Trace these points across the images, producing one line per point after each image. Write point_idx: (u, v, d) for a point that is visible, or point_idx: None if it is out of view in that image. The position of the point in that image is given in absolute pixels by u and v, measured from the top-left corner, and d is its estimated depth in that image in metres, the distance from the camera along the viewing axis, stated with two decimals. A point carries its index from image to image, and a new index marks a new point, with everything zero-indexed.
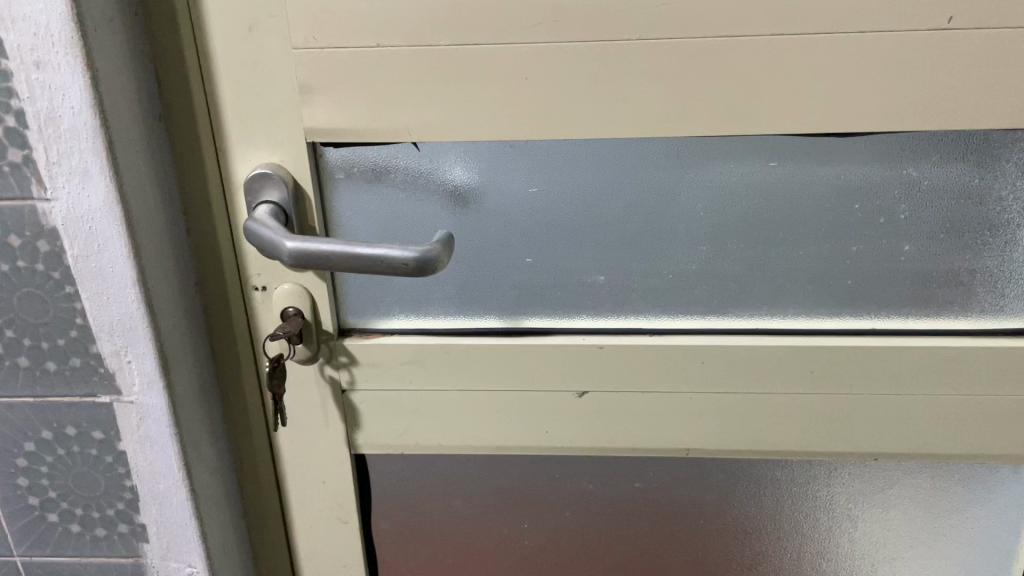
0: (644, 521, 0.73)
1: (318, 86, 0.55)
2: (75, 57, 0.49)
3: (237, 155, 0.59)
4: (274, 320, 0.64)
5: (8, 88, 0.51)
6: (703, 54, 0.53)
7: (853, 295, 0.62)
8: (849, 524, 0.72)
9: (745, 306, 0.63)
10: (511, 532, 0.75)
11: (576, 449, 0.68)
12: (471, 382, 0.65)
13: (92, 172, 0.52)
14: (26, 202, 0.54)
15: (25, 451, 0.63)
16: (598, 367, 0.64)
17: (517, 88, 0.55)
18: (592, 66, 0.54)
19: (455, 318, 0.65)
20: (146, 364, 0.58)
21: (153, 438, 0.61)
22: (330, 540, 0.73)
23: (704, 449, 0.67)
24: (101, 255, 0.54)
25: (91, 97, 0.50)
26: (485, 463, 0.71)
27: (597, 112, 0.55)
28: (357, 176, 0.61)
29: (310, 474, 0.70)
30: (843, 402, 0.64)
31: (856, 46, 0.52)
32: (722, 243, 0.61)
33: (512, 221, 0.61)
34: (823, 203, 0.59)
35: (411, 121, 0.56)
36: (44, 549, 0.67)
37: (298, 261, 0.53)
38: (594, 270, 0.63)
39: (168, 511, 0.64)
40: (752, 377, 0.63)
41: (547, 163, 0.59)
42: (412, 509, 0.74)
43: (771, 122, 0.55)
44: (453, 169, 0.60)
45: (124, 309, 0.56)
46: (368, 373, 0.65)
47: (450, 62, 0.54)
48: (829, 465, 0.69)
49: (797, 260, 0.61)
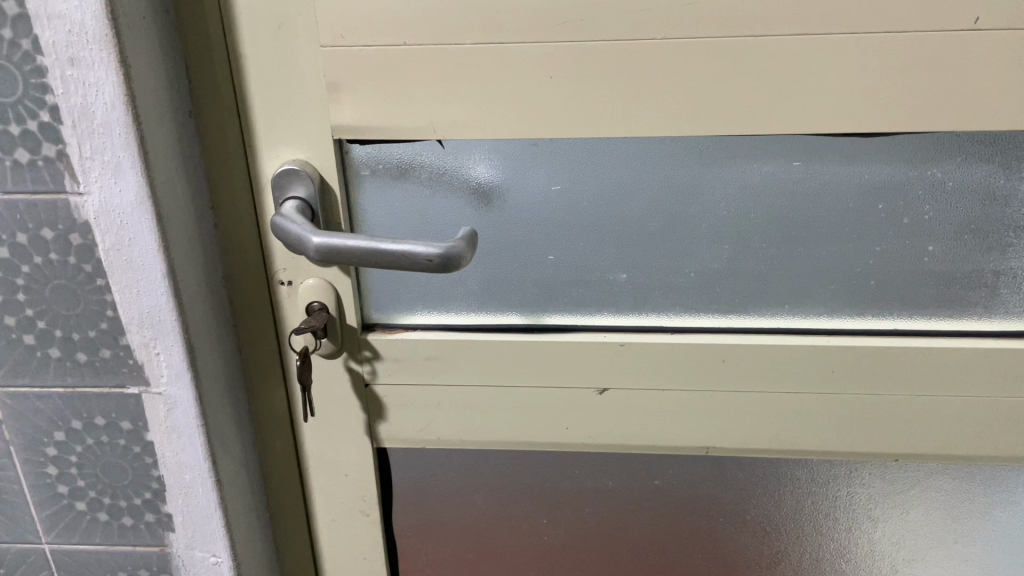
0: (663, 520, 0.73)
1: (345, 83, 0.56)
2: (109, 53, 0.49)
3: (264, 152, 0.59)
4: (299, 315, 0.65)
5: (44, 84, 0.52)
6: (728, 55, 0.53)
7: (875, 295, 0.62)
8: (869, 524, 0.72)
9: (767, 305, 0.63)
10: (531, 528, 0.75)
11: (596, 445, 0.68)
12: (493, 377, 0.65)
13: (124, 167, 0.53)
14: (59, 195, 0.55)
15: (55, 440, 0.65)
16: (619, 364, 0.64)
17: (542, 87, 0.55)
18: (616, 66, 0.54)
19: (477, 314, 0.66)
20: (174, 356, 0.59)
21: (180, 429, 0.62)
22: (352, 533, 0.74)
23: (723, 447, 0.67)
24: (132, 249, 0.55)
25: (123, 93, 0.51)
26: (506, 459, 0.71)
27: (621, 110, 0.56)
28: (383, 173, 0.61)
29: (333, 467, 0.71)
30: (865, 403, 0.64)
31: (881, 46, 0.52)
32: (744, 242, 0.61)
33: (536, 218, 0.62)
34: (846, 203, 0.59)
35: (437, 118, 0.57)
36: (72, 536, 0.69)
37: (324, 256, 0.54)
38: (617, 268, 0.63)
39: (194, 502, 0.65)
40: (773, 377, 0.63)
41: (571, 161, 0.60)
42: (434, 503, 0.74)
43: (794, 122, 0.55)
44: (477, 166, 0.60)
45: (153, 301, 0.57)
46: (391, 368, 0.66)
47: (476, 61, 0.55)
48: (850, 465, 0.69)
49: (820, 260, 0.61)
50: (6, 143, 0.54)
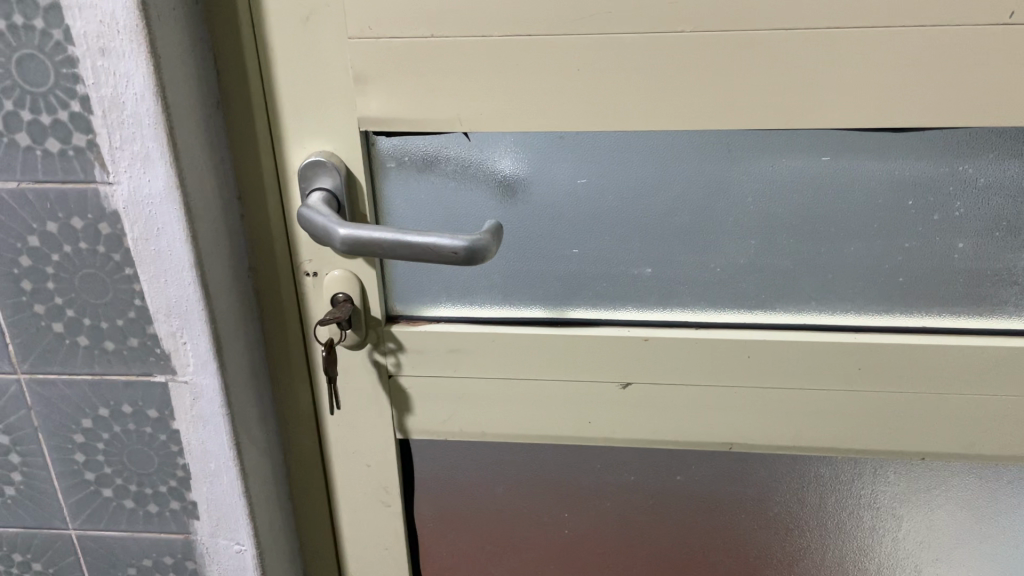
0: (684, 515, 0.73)
1: (372, 75, 0.56)
2: (139, 44, 0.50)
3: (291, 143, 0.60)
4: (323, 306, 0.65)
5: (74, 74, 0.52)
6: (758, 49, 0.53)
7: (903, 292, 0.61)
8: (893, 523, 0.71)
9: (793, 301, 0.63)
10: (552, 521, 0.75)
11: (619, 440, 0.68)
12: (516, 370, 0.65)
13: (153, 157, 0.53)
14: (89, 185, 0.56)
15: (82, 427, 0.65)
16: (643, 359, 0.64)
17: (570, 79, 0.55)
18: (644, 59, 0.54)
19: (501, 307, 0.66)
20: (200, 345, 0.60)
21: (205, 418, 0.63)
22: (373, 523, 0.74)
23: (747, 444, 0.67)
24: (160, 238, 0.56)
25: (153, 84, 0.51)
26: (528, 453, 0.71)
27: (649, 104, 0.55)
28: (408, 165, 0.62)
29: (356, 458, 0.71)
30: (891, 401, 0.63)
31: (914, 40, 0.52)
32: (771, 238, 0.61)
33: (561, 211, 0.62)
34: (875, 199, 0.59)
35: (464, 111, 0.57)
36: (99, 523, 0.70)
37: (350, 248, 0.54)
38: (642, 263, 0.63)
39: (219, 490, 0.66)
40: (799, 373, 0.63)
41: (597, 155, 0.59)
42: (455, 496, 0.74)
43: (824, 116, 0.55)
44: (503, 159, 0.60)
45: (181, 291, 0.58)
46: (415, 360, 0.66)
47: (504, 54, 0.55)
48: (875, 463, 0.68)
49: (848, 256, 0.61)
50: (37, 134, 0.54)
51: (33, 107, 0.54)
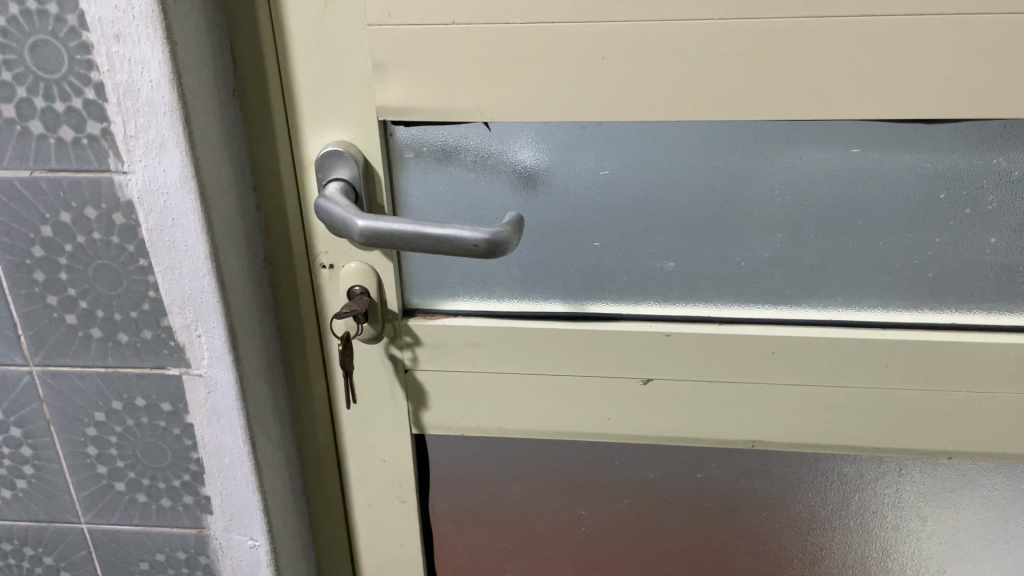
0: (705, 513, 0.71)
1: (392, 64, 0.55)
2: (155, 30, 0.49)
3: (308, 132, 0.59)
4: (340, 298, 0.64)
5: (89, 61, 0.51)
6: (788, 37, 0.52)
7: (933, 287, 0.60)
8: (917, 523, 0.70)
9: (819, 297, 0.62)
10: (569, 519, 0.74)
11: (639, 437, 0.67)
12: (535, 364, 0.64)
13: (169, 146, 0.52)
14: (103, 174, 0.55)
15: (95, 421, 0.64)
16: (665, 354, 0.63)
17: (594, 68, 0.54)
18: (670, 47, 0.53)
19: (520, 301, 0.65)
20: (215, 338, 0.59)
21: (220, 412, 0.62)
22: (388, 519, 0.73)
23: (769, 442, 0.65)
24: (175, 229, 0.55)
25: (169, 71, 0.50)
26: (546, 449, 0.70)
27: (675, 93, 0.54)
28: (427, 156, 0.60)
29: (371, 453, 0.70)
30: (918, 400, 0.62)
31: (951, 29, 0.50)
32: (798, 231, 0.60)
33: (583, 203, 0.61)
34: (905, 192, 0.57)
35: (485, 100, 0.56)
36: (111, 517, 0.69)
37: (369, 240, 0.53)
38: (665, 256, 0.62)
39: (233, 485, 0.65)
40: (824, 370, 0.62)
41: (620, 146, 0.58)
42: (470, 492, 0.73)
43: (854, 107, 0.53)
44: (523, 150, 0.59)
45: (196, 283, 0.57)
46: (432, 354, 0.65)
47: (528, 41, 0.53)
48: (900, 462, 0.67)
49: (876, 251, 0.59)
50: (51, 121, 0.53)
51: (46, 94, 0.53)
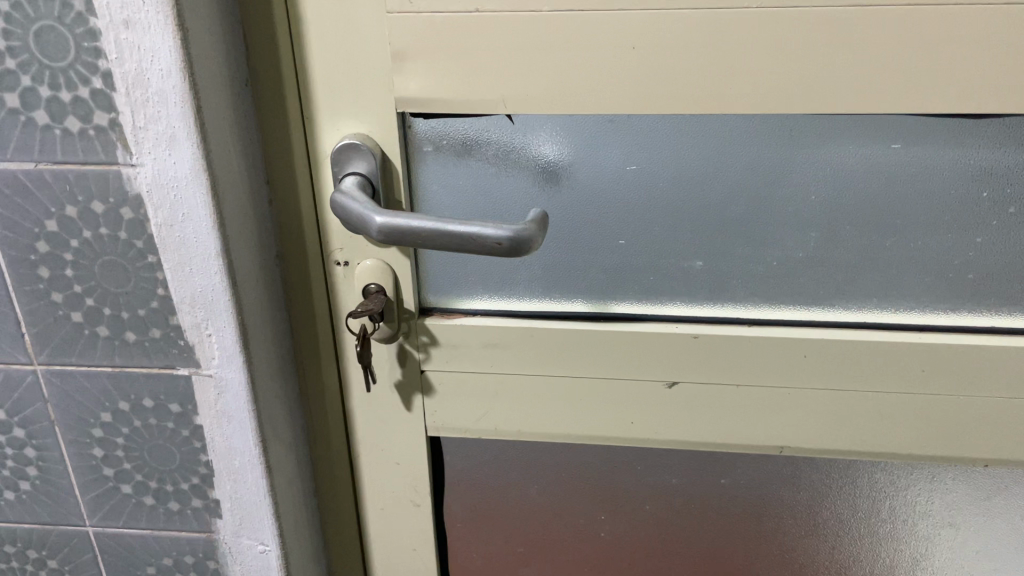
0: (728, 519, 0.69)
1: (412, 53, 0.53)
2: (166, 16, 0.46)
3: (323, 125, 0.56)
4: (354, 297, 0.62)
5: (96, 48, 0.49)
6: (829, 27, 0.49)
7: (973, 289, 0.58)
8: (949, 531, 0.68)
9: (852, 299, 0.59)
10: (588, 525, 0.72)
11: (663, 441, 0.65)
12: (556, 366, 0.62)
13: (179, 138, 0.50)
14: (111, 167, 0.52)
15: (101, 421, 0.62)
16: (692, 356, 0.60)
17: (622, 59, 0.51)
18: (704, 38, 0.50)
19: (541, 300, 0.63)
20: (226, 338, 0.57)
21: (230, 414, 0.60)
22: (401, 523, 0.71)
23: (798, 447, 0.63)
24: (186, 224, 0.53)
25: (180, 59, 0.47)
26: (565, 452, 0.68)
27: (707, 85, 0.52)
28: (446, 149, 0.58)
29: (385, 455, 0.68)
30: (954, 405, 0.60)
31: (1001, 20, 0.48)
32: (832, 230, 0.57)
33: (609, 200, 0.58)
34: (947, 190, 0.55)
35: (508, 91, 0.53)
36: (117, 520, 0.67)
37: (387, 237, 0.51)
38: (692, 255, 0.59)
39: (243, 488, 0.63)
40: (857, 374, 0.59)
41: (649, 141, 0.56)
42: (487, 496, 0.71)
43: (895, 101, 0.51)
44: (547, 144, 0.57)
45: (206, 281, 0.54)
46: (450, 354, 0.63)
47: (554, 30, 0.51)
48: (933, 469, 0.65)
49: (913, 251, 0.57)
50: (57, 111, 0.51)
51: (52, 82, 0.50)
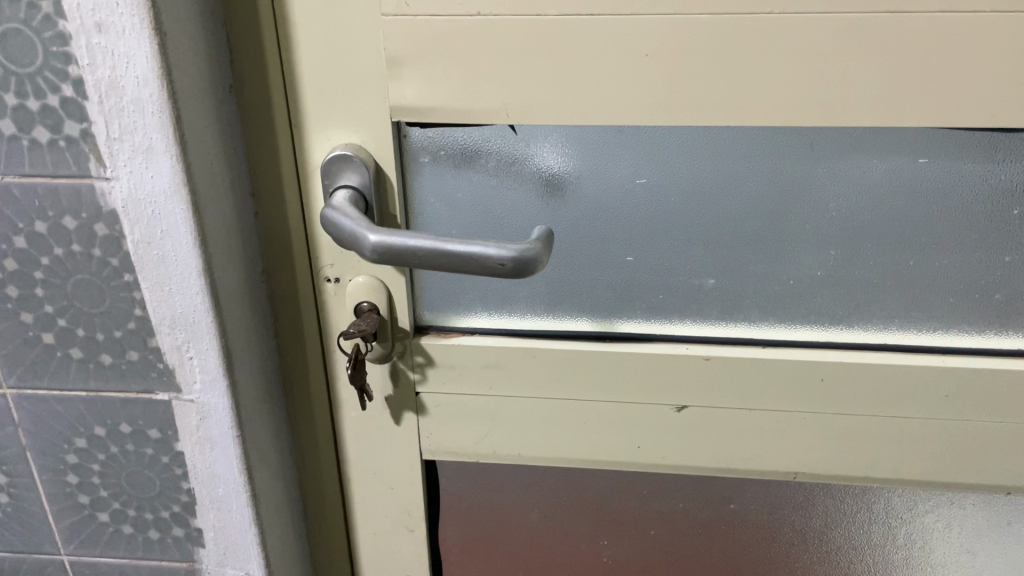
0: (736, 544, 0.66)
1: (408, 59, 0.49)
2: (142, 20, 0.43)
3: (313, 134, 0.53)
4: (346, 315, 0.58)
5: (66, 53, 0.45)
6: (856, 34, 0.46)
7: (999, 309, 0.55)
8: (967, 558, 0.65)
9: (872, 318, 0.56)
10: (589, 549, 0.68)
11: (670, 466, 0.62)
12: (559, 389, 0.59)
13: (157, 150, 0.46)
14: (83, 180, 0.48)
15: (76, 447, 0.59)
16: (702, 379, 0.57)
17: (635, 66, 0.48)
18: (721, 45, 0.47)
19: (543, 318, 0.59)
20: (209, 361, 0.53)
21: (213, 440, 0.56)
22: (395, 549, 0.68)
23: (812, 473, 0.60)
24: (165, 242, 0.49)
25: (158, 65, 0.44)
26: (567, 476, 0.65)
27: (725, 95, 0.48)
28: (444, 160, 0.54)
29: (378, 480, 0.65)
30: (979, 431, 0.57)
31: None
32: (853, 248, 0.54)
33: (617, 214, 0.55)
34: (976, 207, 0.52)
35: (512, 100, 0.50)
36: (94, 549, 0.63)
37: (381, 256, 0.47)
38: (704, 272, 0.56)
39: (227, 517, 0.60)
40: (877, 398, 0.56)
41: (661, 152, 0.52)
42: (485, 519, 0.68)
43: (925, 114, 0.48)
44: (551, 155, 0.53)
45: (186, 301, 0.51)
46: (447, 375, 0.59)
47: (561, 35, 0.48)
48: (953, 496, 0.62)
49: (938, 270, 0.54)
50: (24, 120, 0.47)
51: (19, 90, 0.46)
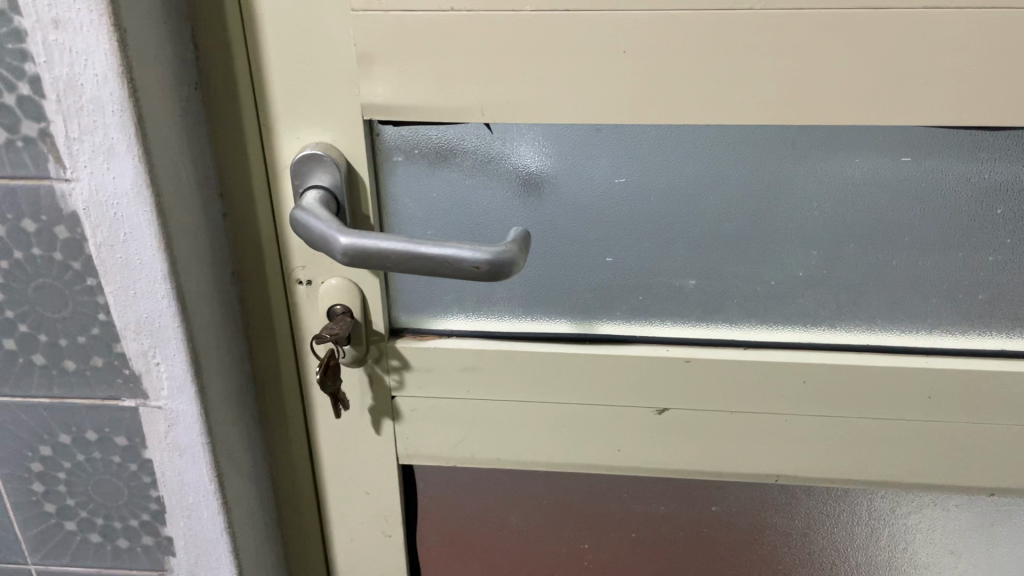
0: (719, 547, 0.66)
1: (379, 56, 0.48)
2: (100, 16, 0.41)
3: (283, 133, 0.51)
4: (318, 317, 0.57)
5: (21, 50, 0.43)
6: (838, 30, 0.45)
7: (982, 309, 0.54)
8: (950, 559, 0.65)
9: (855, 319, 0.55)
10: (570, 553, 0.67)
11: (651, 470, 0.61)
12: (537, 392, 0.58)
13: (118, 150, 0.44)
14: (42, 182, 0.47)
15: (41, 455, 0.57)
16: (683, 382, 0.56)
17: (612, 63, 0.47)
18: (701, 42, 0.46)
19: (521, 320, 0.58)
20: (176, 367, 0.51)
21: (182, 447, 0.55)
22: (372, 554, 0.66)
23: (794, 475, 0.59)
24: (128, 245, 0.47)
25: (118, 63, 0.42)
26: (546, 479, 0.64)
27: (704, 93, 0.47)
28: (419, 159, 0.53)
29: (353, 484, 0.63)
30: (962, 433, 0.56)
31: None
32: (836, 248, 0.53)
33: (596, 214, 0.54)
34: (960, 206, 0.51)
35: (487, 98, 0.48)
36: (61, 558, 0.61)
37: (353, 259, 0.46)
38: (685, 273, 0.55)
39: (198, 525, 0.58)
40: (860, 400, 0.56)
41: (641, 151, 0.51)
42: (464, 523, 0.67)
43: (908, 112, 0.47)
44: (528, 154, 0.52)
45: (152, 306, 0.49)
46: (423, 379, 0.58)
47: (537, 31, 0.46)
48: (936, 497, 0.61)
49: (921, 270, 0.53)
50: None
51: None
